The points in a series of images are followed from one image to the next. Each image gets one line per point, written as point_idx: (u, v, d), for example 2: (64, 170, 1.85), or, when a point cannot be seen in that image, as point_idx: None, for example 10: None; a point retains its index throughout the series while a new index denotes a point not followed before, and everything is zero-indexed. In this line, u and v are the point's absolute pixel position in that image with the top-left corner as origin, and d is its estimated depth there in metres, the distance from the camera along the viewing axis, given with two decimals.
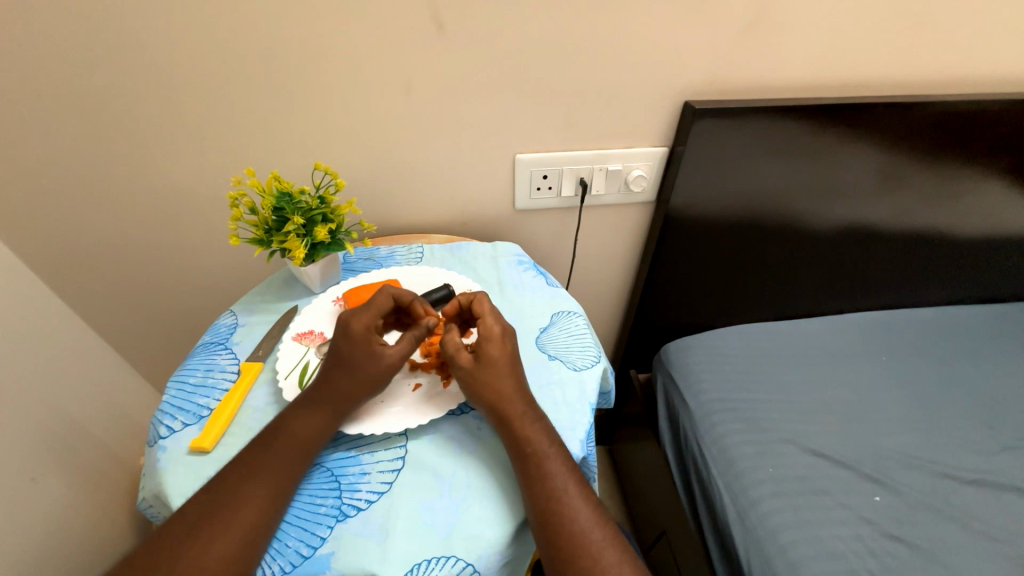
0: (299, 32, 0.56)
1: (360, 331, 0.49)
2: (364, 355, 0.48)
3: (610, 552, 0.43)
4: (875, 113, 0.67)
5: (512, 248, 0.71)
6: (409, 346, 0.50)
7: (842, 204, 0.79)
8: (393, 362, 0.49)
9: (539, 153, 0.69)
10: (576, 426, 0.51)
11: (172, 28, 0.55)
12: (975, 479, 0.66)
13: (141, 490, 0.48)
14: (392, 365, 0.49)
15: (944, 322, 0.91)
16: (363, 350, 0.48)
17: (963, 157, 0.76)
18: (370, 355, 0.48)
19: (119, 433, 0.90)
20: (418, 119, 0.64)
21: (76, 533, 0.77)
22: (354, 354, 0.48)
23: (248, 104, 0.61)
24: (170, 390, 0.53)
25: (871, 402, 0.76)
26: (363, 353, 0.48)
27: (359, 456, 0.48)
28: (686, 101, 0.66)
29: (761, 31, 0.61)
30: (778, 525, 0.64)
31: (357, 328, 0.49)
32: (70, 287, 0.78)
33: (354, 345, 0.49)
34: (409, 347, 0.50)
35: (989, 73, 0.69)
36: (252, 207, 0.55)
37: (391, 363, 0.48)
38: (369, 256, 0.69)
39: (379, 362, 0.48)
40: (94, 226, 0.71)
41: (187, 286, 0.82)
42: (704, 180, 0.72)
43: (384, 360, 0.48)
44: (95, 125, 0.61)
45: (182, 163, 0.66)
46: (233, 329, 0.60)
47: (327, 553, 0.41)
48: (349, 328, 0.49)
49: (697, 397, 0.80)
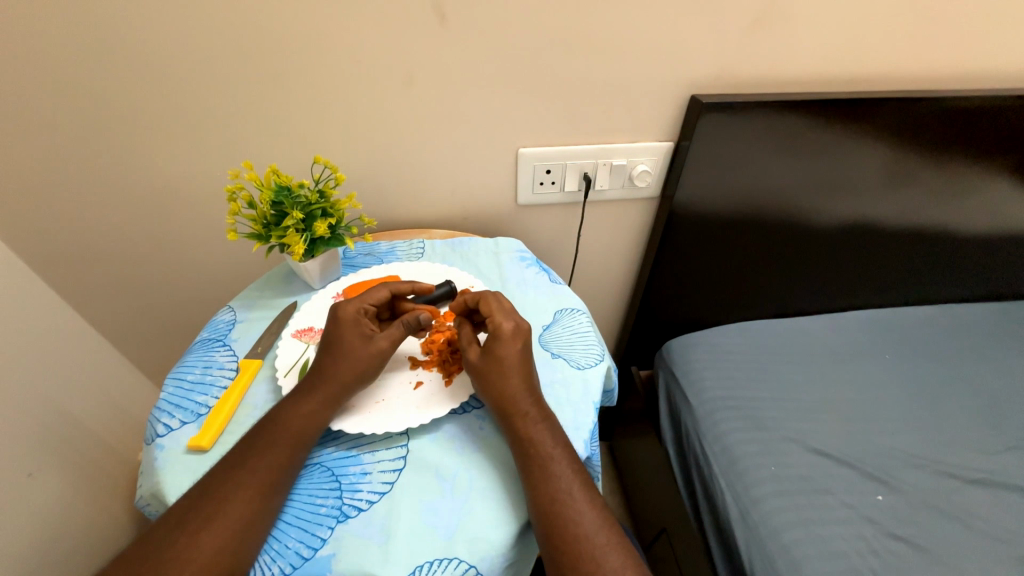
0: (297, 22, 0.54)
1: (350, 314, 0.50)
2: (353, 339, 0.49)
3: (614, 555, 0.43)
4: (884, 108, 0.66)
5: (514, 244, 0.70)
6: (398, 333, 0.50)
7: (848, 201, 0.78)
8: (381, 347, 0.49)
9: (542, 148, 0.68)
10: (579, 426, 0.50)
11: (167, 18, 0.53)
12: (978, 478, 0.66)
13: (139, 488, 0.48)
14: (380, 349, 0.49)
15: (948, 320, 0.91)
16: (353, 334, 0.49)
17: (971, 154, 0.74)
18: (360, 338, 0.49)
19: (117, 429, 0.89)
20: (419, 113, 0.63)
21: (74, 529, 0.76)
22: (343, 339, 0.49)
23: (245, 97, 0.60)
24: (167, 388, 0.52)
25: (874, 401, 0.75)
26: (352, 335, 0.49)
27: (359, 456, 0.47)
28: (692, 95, 0.65)
29: (771, 24, 0.59)
30: (780, 523, 0.63)
31: (347, 311, 0.50)
32: (65, 282, 0.77)
33: (343, 328, 0.49)
34: (398, 333, 0.50)
35: (1000, 68, 0.68)
36: (250, 202, 0.54)
37: (379, 349, 0.49)
38: (369, 252, 0.68)
39: (368, 347, 0.49)
40: (89, 220, 0.70)
41: (185, 281, 0.81)
42: (709, 176, 0.71)
43: (373, 344, 0.49)
44: (89, 116, 0.60)
45: (179, 156, 0.65)
46: (232, 326, 0.59)
47: (327, 555, 0.41)
48: (340, 310, 0.50)
49: (699, 395, 0.79)
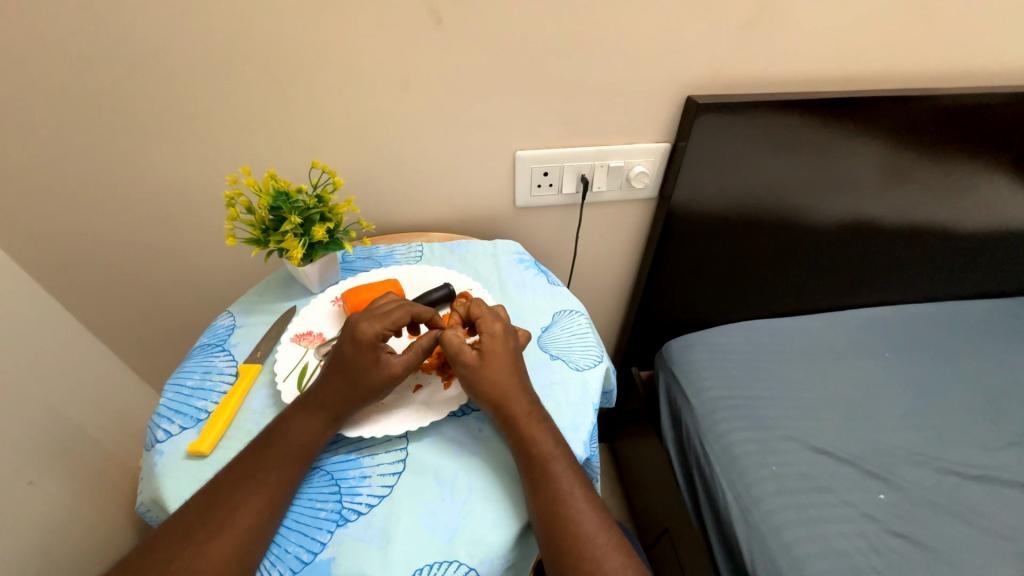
0: (292, 27, 0.54)
1: (368, 338, 0.48)
2: (367, 363, 0.47)
3: (614, 556, 0.43)
4: (876, 107, 0.66)
5: (512, 246, 0.70)
6: (413, 357, 0.48)
7: (844, 200, 0.78)
8: (396, 373, 0.47)
9: (539, 151, 0.68)
10: (578, 426, 0.50)
11: (163, 26, 0.53)
12: (979, 475, 0.66)
13: (138, 495, 0.47)
14: (394, 376, 0.47)
15: (946, 317, 0.91)
16: (369, 357, 0.47)
17: (968, 151, 0.75)
18: (374, 364, 0.47)
19: (117, 435, 0.90)
20: (415, 117, 0.63)
21: (77, 534, 0.77)
22: (358, 363, 0.47)
23: (243, 102, 0.60)
24: (166, 394, 0.52)
25: (874, 399, 0.75)
26: (368, 360, 0.47)
27: (359, 459, 0.47)
28: (688, 96, 0.65)
29: (764, 24, 0.60)
30: (782, 523, 0.63)
31: (365, 333, 0.48)
32: (65, 290, 0.77)
33: (360, 351, 0.47)
34: (414, 358, 0.49)
35: (994, 65, 0.68)
36: (248, 207, 0.54)
37: (393, 374, 0.47)
38: (368, 256, 0.68)
39: (382, 372, 0.47)
40: (88, 227, 0.70)
41: (183, 287, 0.81)
42: (707, 177, 0.71)
43: (388, 370, 0.47)
44: (88, 125, 0.60)
45: (177, 162, 0.65)
46: (231, 330, 0.59)
47: (327, 558, 0.41)
48: (358, 333, 0.48)
49: (698, 395, 0.79)
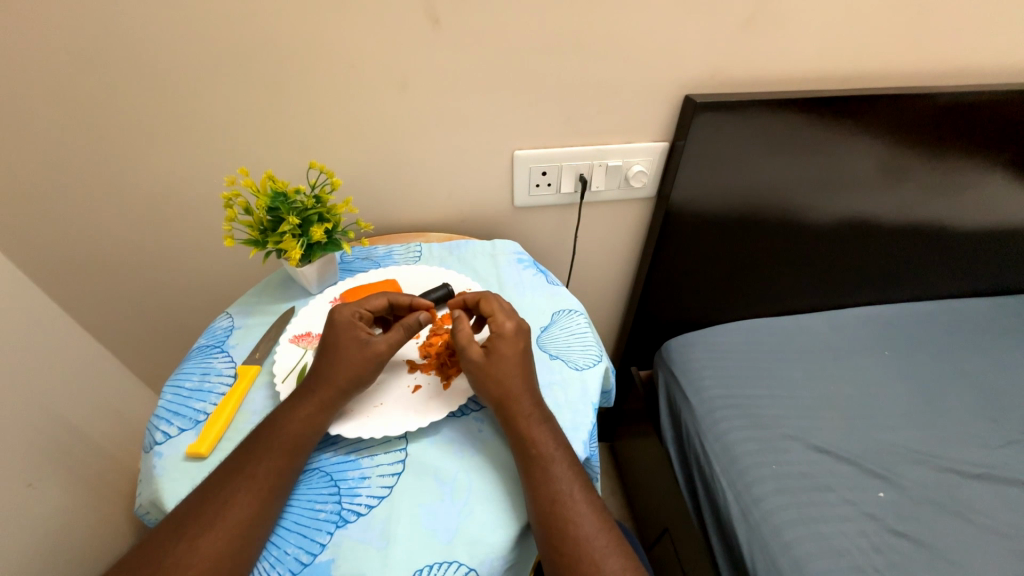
0: (290, 28, 0.54)
1: (344, 318, 0.50)
2: (348, 341, 0.49)
3: (612, 558, 0.42)
4: (876, 106, 0.66)
5: (511, 246, 0.70)
6: (396, 335, 0.50)
7: (844, 198, 0.78)
8: (379, 351, 0.49)
9: (538, 151, 0.68)
10: (578, 426, 0.50)
11: (161, 28, 0.53)
12: (979, 472, 0.66)
13: (137, 497, 0.47)
14: (377, 353, 0.48)
15: (945, 315, 0.91)
16: (348, 337, 0.49)
17: (967, 150, 0.75)
18: (356, 342, 0.49)
19: (117, 436, 0.90)
20: (414, 117, 0.63)
21: (76, 536, 0.77)
22: (339, 343, 0.49)
23: (241, 103, 0.60)
24: (165, 396, 0.52)
25: (873, 397, 0.75)
26: (348, 339, 0.49)
27: (358, 460, 0.47)
28: (686, 95, 0.65)
29: (763, 23, 0.60)
30: (782, 521, 0.63)
31: (342, 316, 0.50)
32: (63, 292, 0.77)
33: (339, 332, 0.49)
34: (397, 336, 0.50)
35: (993, 63, 0.68)
36: (246, 208, 0.54)
37: (376, 351, 0.48)
38: (367, 256, 0.68)
39: (364, 350, 0.48)
40: (86, 229, 0.70)
41: (181, 288, 0.81)
42: (705, 176, 0.71)
43: (370, 348, 0.49)
44: (84, 126, 0.60)
45: (175, 164, 0.65)
46: (229, 332, 0.59)
47: (327, 560, 0.41)
48: (335, 315, 0.51)
49: (698, 393, 0.79)
